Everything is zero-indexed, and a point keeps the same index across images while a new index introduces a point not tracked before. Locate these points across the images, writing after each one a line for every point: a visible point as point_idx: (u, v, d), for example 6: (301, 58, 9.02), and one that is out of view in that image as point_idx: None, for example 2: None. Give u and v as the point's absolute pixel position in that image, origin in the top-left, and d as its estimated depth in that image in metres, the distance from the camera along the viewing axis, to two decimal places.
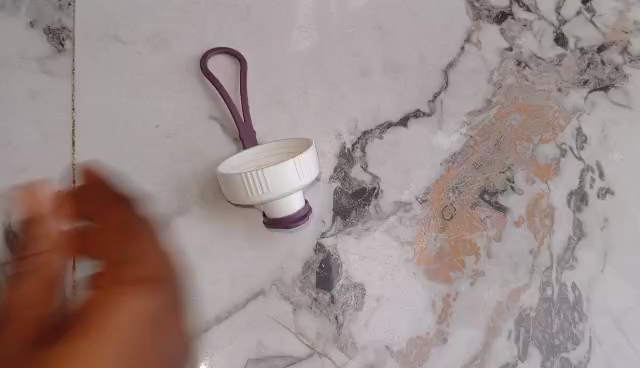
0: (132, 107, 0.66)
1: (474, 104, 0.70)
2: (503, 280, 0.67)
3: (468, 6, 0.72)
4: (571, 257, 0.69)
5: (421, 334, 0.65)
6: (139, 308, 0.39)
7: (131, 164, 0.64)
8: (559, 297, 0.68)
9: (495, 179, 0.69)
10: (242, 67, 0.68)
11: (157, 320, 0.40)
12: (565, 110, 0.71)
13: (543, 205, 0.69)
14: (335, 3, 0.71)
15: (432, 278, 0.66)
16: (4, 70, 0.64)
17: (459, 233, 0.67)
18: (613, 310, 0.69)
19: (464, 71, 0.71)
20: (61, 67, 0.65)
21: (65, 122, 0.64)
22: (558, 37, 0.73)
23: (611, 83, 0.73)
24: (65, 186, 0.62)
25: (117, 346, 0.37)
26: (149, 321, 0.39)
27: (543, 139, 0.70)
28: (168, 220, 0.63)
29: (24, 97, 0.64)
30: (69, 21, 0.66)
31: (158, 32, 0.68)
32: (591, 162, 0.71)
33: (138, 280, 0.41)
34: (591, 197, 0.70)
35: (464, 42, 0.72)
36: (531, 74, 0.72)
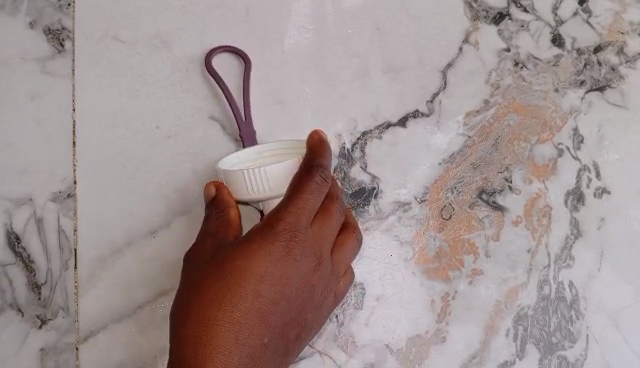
0: (132, 108, 0.66)
1: (472, 104, 0.71)
2: (502, 279, 0.68)
3: (466, 8, 0.73)
4: (568, 256, 0.68)
5: (421, 333, 0.66)
6: (273, 269, 0.52)
7: (132, 165, 0.65)
8: (557, 295, 0.67)
9: (493, 180, 0.69)
10: (247, 68, 0.68)
11: (285, 277, 0.53)
12: (563, 110, 0.71)
13: (541, 204, 0.69)
14: (334, 3, 0.71)
15: (431, 277, 0.67)
16: (5, 71, 0.66)
17: (457, 232, 0.68)
18: (609, 308, 0.68)
19: (462, 71, 0.71)
20: (61, 68, 0.66)
21: (65, 122, 0.65)
22: (555, 38, 0.73)
23: (607, 84, 0.72)
24: (65, 186, 0.64)
25: (255, 292, 0.51)
26: (280, 280, 0.52)
27: (540, 140, 0.70)
28: (167, 220, 0.65)
29: (25, 97, 0.65)
30: (69, 21, 0.67)
31: (158, 33, 0.68)
32: (587, 162, 0.70)
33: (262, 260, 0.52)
34: (588, 198, 0.70)
35: (462, 43, 0.72)
36: (529, 75, 0.72)
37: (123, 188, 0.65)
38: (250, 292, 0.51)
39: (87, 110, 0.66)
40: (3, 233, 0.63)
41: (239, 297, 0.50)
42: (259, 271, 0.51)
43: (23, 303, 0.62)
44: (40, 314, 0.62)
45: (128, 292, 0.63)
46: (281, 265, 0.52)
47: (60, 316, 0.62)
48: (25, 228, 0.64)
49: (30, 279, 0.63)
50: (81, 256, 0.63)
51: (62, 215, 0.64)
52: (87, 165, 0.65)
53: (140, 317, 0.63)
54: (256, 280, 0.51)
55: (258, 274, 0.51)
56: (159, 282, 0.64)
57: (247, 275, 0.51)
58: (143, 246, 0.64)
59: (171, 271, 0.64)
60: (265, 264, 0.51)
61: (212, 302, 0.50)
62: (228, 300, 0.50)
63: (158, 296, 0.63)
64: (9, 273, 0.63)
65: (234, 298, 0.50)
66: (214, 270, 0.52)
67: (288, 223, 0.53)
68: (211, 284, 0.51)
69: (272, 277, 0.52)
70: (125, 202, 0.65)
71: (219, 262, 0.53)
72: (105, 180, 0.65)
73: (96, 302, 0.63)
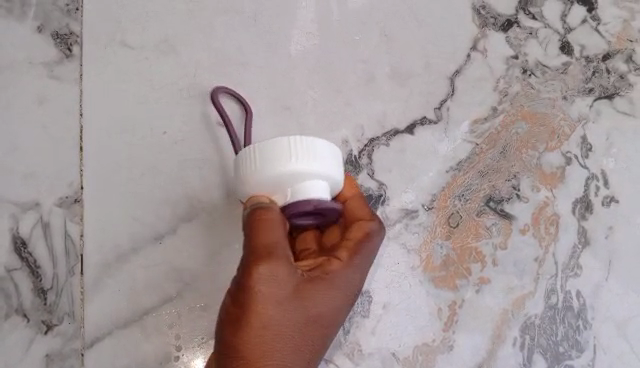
0: (139, 113, 0.66)
1: (480, 112, 0.71)
2: (509, 288, 0.67)
3: (474, 15, 0.73)
4: (575, 265, 0.68)
5: (427, 341, 0.65)
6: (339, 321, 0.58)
7: (138, 171, 0.65)
8: (564, 305, 0.67)
9: (501, 187, 0.69)
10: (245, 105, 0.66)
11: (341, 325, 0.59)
12: (571, 118, 0.71)
13: (548, 212, 0.69)
14: (339, 9, 0.71)
15: (438, 285, 0.67)
16: (11, 75, 0.65)
17: (464, 241, 0.68)
18: (617, 318, 0.68)
19: (470, 79, 0.71)
20: (68, 72, 0.66)
21: (72, 127, 0.65)
22: (563, 46, 0.73)
23: (616, 92, 0.72)
24: (71, 191, 0.64)
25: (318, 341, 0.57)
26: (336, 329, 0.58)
27: (548, 147, 0.70)
28: (173, 227, 0.65)
29: (32, 102, 0.65)
30: (77, 26, 0.67)
31: (166, 38, 0.68)
32: (595, 170, 0.70)
33: (333, 315, 0.57)
34: (596, 206, 0.70)
35: (470, 50, 0.72)
36: (536, 82, 0.72)
37: (129, 193, 0.65)
38: (318, 339, 0.57)
39: (95, 115, 0.66)
40: (9, 238, 0.62)
41: (302, 342, 0.55)
42: (329, 319, 0.57)
43: (30, 309, 0.61)
44: (45, 320, 0.61)
45: (134, 298, 0.63)
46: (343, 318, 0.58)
47: (65, 322, 0.62)
48: (31, 233, 0.63)
49: (36, 284, 0.62)
50: (87, 262, 0.63)
51: (68, 219, 0.64)
52: (92, 170, 0.65)
53: (146, 323, 0.63)
54: (323, 328, 0.57)
55: (320, 318, 0.56)
56: (163, 288, 0.63)
57: (311, 318, 0.56)
58: (149, 252, 0.64)
59: (175, 277, 0.64)
60: (327, 310, 0.56)
61: (287, 345, 0.54)
62: (292, 343, 0.55)
63: (163, 302, 0.63)
64: (16, 278, 0.62)
65: (304, 343, 0.56)
66: (284, 297, 0.54)
67: (354, 278, 0.58)
68: (278, 314, 0.53)
69: (330, 322, 0.57)
70: (131, 207, 0.65)
71: (286, 286, 0.54)
72: (111, 185, 0.65)
73: (102, 308, 0.62)
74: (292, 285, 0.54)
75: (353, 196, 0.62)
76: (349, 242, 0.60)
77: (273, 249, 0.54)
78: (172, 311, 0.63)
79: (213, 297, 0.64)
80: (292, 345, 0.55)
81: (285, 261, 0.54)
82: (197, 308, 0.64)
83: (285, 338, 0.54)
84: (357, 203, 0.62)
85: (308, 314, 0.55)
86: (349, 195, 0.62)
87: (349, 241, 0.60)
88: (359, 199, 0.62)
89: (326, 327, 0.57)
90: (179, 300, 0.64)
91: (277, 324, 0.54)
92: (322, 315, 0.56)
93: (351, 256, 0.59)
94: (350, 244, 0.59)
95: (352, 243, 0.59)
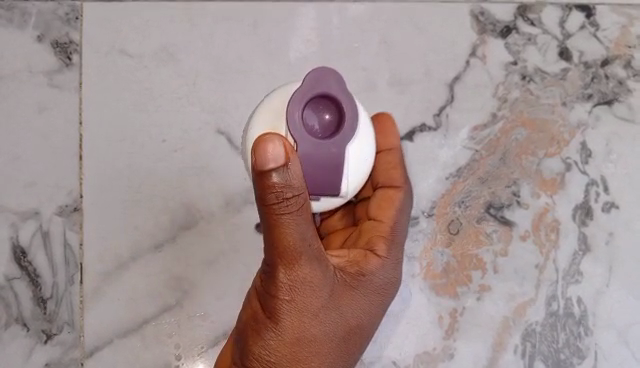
0: (139, 122, 0.66)
1: (479, 118, 0.70)
2: (510, 295, 0.67)
3: (473, 21, 0.71)
4: (576, 271, 0.68)
5: (428, 350, 0.66)
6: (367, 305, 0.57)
7: (138, 179, 0.65)
8: (565, 312, 0.67)
9: (501, 194, 0.69)
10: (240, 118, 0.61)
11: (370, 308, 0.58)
12: (570, 124, 0.70)
13: (549, 219, 0.69)
14: (337, 14, 0.70)
15: (438, 293, 0.67)
16: (12, 85, 0.66)
17: (465, 248, 0.68)
18: (618, 324, 0.67)
19: (469, 85, 0.70)
20: (68, 81, 0.66)
21: (72, 136, 0.65)
22: (562, 51, 0.71)
23: (615, 98, 0.71)
24: (70, 200, 0.64)
25: (350, 330, 0.56)
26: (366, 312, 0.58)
27: (548, 154, 0.70)
28: (174, 236, 0.65)
29: (33, 111, 0.65)
30: (77, 35, 0.67)
31: (165, 46, 0.68)
32: (595, 176, 0.70)
33: (361, 300, 0.57)
34: (597, 213, 0.69)
35: (469, 56, 0.71)
36: (536, 88, 0.71)
37: (130, 202, 0.65)
38: (351, 325, 0.56)
39: (95, 124, 0.66)
40: (9, 247, 0.63)
41: (336, 333, 0.55)
42: (358, 305, 0.56)
43: (30, 319, 0.62)
44: (46, 329, 0.62)
45: (132, 307, 0.63)
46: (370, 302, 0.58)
47: (65, 331, 0.62)
48: (31, 242, 0.63)
49: (36, 293, 0.63)
50: (87, 271, 0.63)
51: (67, 228, 0.64)
52: (92, 178, 0.65)
53: (145, 332, 0.63)
54: (353, 315, 0.56)
55: (355, 315, 0.56)
56: (163, 297, 0.64)
57: (346, 317, 0.55)
58: (149, 261, 0.64)
59: (175, 285, 0.64)
60: (355, 296, 0.56)
61: (320, 342, 0.54)
62: (326, 337, 0.54)
63: (163, 311, 0.64)
64: (16, 287, 0.63)
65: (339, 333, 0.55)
66: (318, 303, 0.52)
67: (383, 265, 0.59)
68: (312, 320, 0.53)
69: (366, 314, 0.57)
70: (131, 215, 0.65)
71: (318, 288, 0.52)
72: (110, 194, 0.65)
73: (101, 317, 0.63)
74: (325, 288, 0.52)
75: (395, 148, 0.63)
76: (386, 219, 0.61)
77: (298, 252, 0.49)
78: (172, 320, 0.64)
79: (212, 306, 0.64)
80: (332, 346, 0.55)
81: (314, 259, 0.50)
82: (196, 317, 0.64)
83: (319, 335, 0.54)
84: (394, 155, 0.63)
85: (338, 305, 0.55)
86: (386, 148, 0.63)
87: (383, 213, 0.61)
88: (398, 151, 0.63)
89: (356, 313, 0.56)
90: (179, 308, 0.64)
91: (315, 328, 0.53)
92: (352, 302, 0.56)
93: (387, 232, 0.60)
94: (386, 217, 0.61)
95: (388, 218, 0.61)
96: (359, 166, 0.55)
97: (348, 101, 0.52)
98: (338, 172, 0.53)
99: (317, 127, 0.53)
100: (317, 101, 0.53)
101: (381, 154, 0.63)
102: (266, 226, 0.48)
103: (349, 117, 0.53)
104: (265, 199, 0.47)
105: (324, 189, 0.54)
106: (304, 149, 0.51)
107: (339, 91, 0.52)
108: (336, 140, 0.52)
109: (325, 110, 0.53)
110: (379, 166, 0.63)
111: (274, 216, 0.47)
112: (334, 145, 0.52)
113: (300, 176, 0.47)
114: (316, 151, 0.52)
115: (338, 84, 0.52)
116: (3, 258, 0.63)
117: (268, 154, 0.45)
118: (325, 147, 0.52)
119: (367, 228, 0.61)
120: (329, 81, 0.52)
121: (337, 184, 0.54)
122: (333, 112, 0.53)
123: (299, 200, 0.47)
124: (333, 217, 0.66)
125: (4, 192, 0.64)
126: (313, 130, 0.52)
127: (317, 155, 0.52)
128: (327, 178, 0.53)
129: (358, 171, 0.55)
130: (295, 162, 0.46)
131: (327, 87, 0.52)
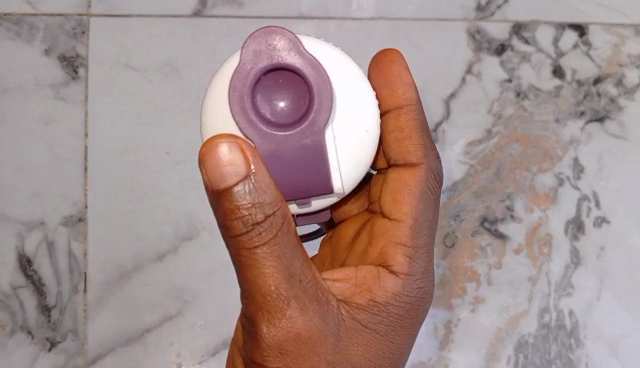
0: (142, 134, 0.68)
1: (474, 134, 0.71)
2: (503, 307, 0.69)
3: (469, 38, 0.71)
4: (568, 284, 0.70)
5: (423, 360, 0.68)
6: (381, 348, 0.55)
7: (142, 190, 0.67)
8: (557, 324, 0.69)
9: (495, 208, 0.71)
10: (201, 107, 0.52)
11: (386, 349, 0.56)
12: (563, 140, 0.72)
13: (541, 233, 0.71)
14: (335, 27, 0.70)
15: (434, 304, 0.69)
16: (19, 97, 0.68)
17: (460, 261, 0.70)
18: (608, 335, 0.70)
19: (464, 102, 0.71)
20: (74, 94, 0.68)
21: (78, 148, 0.67)
22: (556, 69, 0.72)
23: (607, 115, 0.72)
24: (75, 211, 0.67)
25: None
26: (382, 354, 0.55)
27: (541, 169, 0.71)
28: (175, 246, 0.67)
29: (39, 124, 0.68)
30: (83, 49, 0.68)
31: (169, 61, 0.68)
32: (587, 191, 0.71)
33: (373, 343, 0.54)
34: (588, 227, 0.71)
35: (465, 73, 0.71)
36: (530, 105, 0.72)
37: (133, 213, 0.67)
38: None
39: (99, 136, 0.67)
40: (15, 257, 0.66)
41: None
42: (371, 348, 0.54)
43: (34, 327, 0.66)
44: (49, 337, 0.66)
45: (134, 315, 0.67)
46: (384, 342, 0.55)
47: (68, 339, 0.66)
48: (36, 252, 0.67)
49: (40, 302, 0.66)
50: (89, 281, 0.66)
51: (72, 238, 0.67)
52: (96, 190, 0.67)
53: (148, 340, 0.66)
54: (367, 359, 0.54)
55: (367, 357, 0.54)
56: (165, 307, 0.67)
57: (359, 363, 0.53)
58: (150, 271, 0.67)
59: (177, 295, 0.67)
60: (366, 338, 0.54)
61: None
62: None
63: (164, 321, 0.67)
64: (21, 295, 0.66)
65: None
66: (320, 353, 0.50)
67: (397, 285, 0.56)
68: None
69: (379, 356, 0.55)
70: (135, 226, 0.67)
71: (319, 334, 0.50)
72: (114, 205, 0.67)
73: (103, 326, 0.66)
74: (328, 331, 0.50)
75: (408, 104, 0.60)
76: (405, 218, 0.58)
77: (283, 298, 0.48)
78: (174, 329, 0.67)
79: (212, 315, 0.67)
80: None
81: (305, 302, 0.49)
82: (198, 326, 0.67)
83: None
84: (408, 112, 0.60)
85: (349, 351, 0.52)
86: (398, 105, 0.60)
87: (399, 208, 0.58)
88: (412, 106, 0.60)
89: (372, 357, 0.54)
90: (180, 318, 0.67)
91: None
92: (364, 346, 0.54)
93: (402, 244, 0.58)
94: (403, 210, 0.58)
95: (406, 215, 0.58)
96: (354, 145, 0.52)
97: (300, 68, 0.49)
98: (325, 158, 0.50)
99: (280, 112, 0.49)
100: (267, 81, 0.49)
101: (392, 112, 0.60)
102: (242, 269, 0.48)
103: (312, 88, 0.49)
104: (235, 232, 0.47)
105: (315, 185, 0.51)
106: (267, 144, 0.49)
107: (284, 61, 0.49)
108: (305, 124, 0.49)
109: (282, 89, 0.49)
110: (394, 127, 0.60)
111: (248, 255, 0.47)
112: (303, 131, 0.49)
113: (270, 190, 0.47)
114: (281, 146, 0.49)
115: (278, 53, 0.49)
116: (8, 267, 0.66)
117: (224, 161, 0.45)
118: (293, 136, 0.49)
119: (381, 233, 0.58)
120: (264, 56, 0.49)
121: (329, 174, 0.51)
122: (293, 89, 0.49)
123: (270, 232, 0.47)
124: (348, 204, 0.65)
125: (11, 203, 0.67)
126: (275, 117, 0.49)
127: (286, 147, 0.49)
128: (312, 173, 0.50)
129: (359, 155, 0.52)
130: (260, 167, 0.46)
131: (267, 63, 0.49)
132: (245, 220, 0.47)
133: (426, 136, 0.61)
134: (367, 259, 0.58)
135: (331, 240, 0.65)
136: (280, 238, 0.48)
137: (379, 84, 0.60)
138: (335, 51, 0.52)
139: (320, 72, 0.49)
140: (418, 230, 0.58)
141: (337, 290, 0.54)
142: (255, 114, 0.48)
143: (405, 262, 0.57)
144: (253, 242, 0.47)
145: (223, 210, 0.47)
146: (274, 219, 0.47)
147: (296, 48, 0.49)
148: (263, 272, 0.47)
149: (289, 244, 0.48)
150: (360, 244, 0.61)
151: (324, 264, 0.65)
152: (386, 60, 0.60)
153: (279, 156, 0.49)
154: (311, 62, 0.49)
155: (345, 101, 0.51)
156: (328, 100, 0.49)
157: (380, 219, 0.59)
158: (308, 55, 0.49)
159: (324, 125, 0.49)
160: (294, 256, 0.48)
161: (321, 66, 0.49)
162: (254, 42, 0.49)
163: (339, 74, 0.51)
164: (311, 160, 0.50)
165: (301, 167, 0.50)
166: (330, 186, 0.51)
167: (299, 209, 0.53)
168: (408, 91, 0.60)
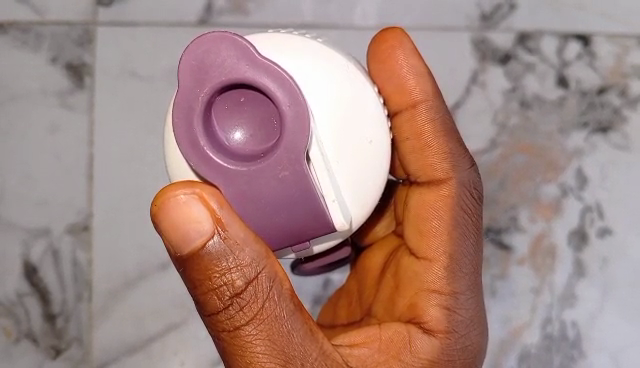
0: (147, 142, 0.68)
1: (478, 144, 0.71)
2: (506, 317, 0.70)
3: (474, 48, 0.71)
4: (571, 295, 0.70)
5: None
6: None
7: (146, 198, 0.67)
8: (560, 334, 0.70)
9: (499, 218, 0.71)
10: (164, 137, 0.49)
11: None
12: (567, 150, 0.72)
13: (545, 243, 0.71)
14: (342, 37, 0.70)
15: None
16: (26, 104, 0.68)
17: None
18: (611, 347, 0.70)
19: (469, 112, 0.71)
20: (80, 102, 0.68)
21: (84, 156, 0.68)
22: (560, 79, 0.72)
23: (610, 126, 0.72)
24: (81, 218, 0.67)
25: None
26: None
27: (545, 179, 0.71)
28: None
29: (46, 131, 0.68)
30: (89, 57, 0.68)
31: (174, 68, 0.68)
32: (590, 201, 0.71)
33: None
34: (591, 238, 0.71)
35: (470, 83, 0.72)
36: (534, 115, 0.72)
37: (138, 221, 0.67)
38: None
39: (105, 144, 0.68)
40: (21, 264, 0.67)
41: None
42: None
43: (40, 334, 0.67)
44: (54, 344, 0.67)
45: (139, 323, 0.67)
46: None
47: (74, 347, 0.67)
48: (42, 259, 0.67)
49: (46, 310, 0.67)
50: (95, 289, 0.67)
51: (77, 245, 0.67)
52: (102, 197, 0.67)
53: (153, 348, 0.67)
54: None
55: None
56: (169, 316, 0.67)
57: None
58: (156, 279, 0.67)
59: (181, 304, 0.67)
60: None
61: None
62: None
63: (169, 328, 0.67)
64: (26, 302, 0.67)
65: None
66: None
67: (430, 345, 0.54)
68: None
69: None
70: (140, 234, 0.67)
71: None
72: (119, 213, 0.67)
73: (107, 333, 0.67)
74: None
75: (420, 100, 0.57)
76: (439, 256, 0.56)
77: None
78: (178, 337, 0.67)
79: None
80: None
81: None
82: (202, 334, 0.67)
83: None
84: (422, 110, 0.57)
85: None
86: (408, 104, 0.57)
87: (428, 245, 0.56)
88: (423, 103, 0.57)
89: None
90: (184, 325, 0.67)
91: None
92: None
93: (432, 295, 0.55)
94: (433, 248, 0.56)
95: (439, 253, 0.56)
96: (353, 173, 0.48)
97: (256, 82, 0.44)
98: (314, 190, 0.46)
99: (244, 142, 0.45)
100: (222, 106, 0.45)
101: (404, 113, 0.57)
102: (237, 351, 0.48)
103: (279, 106, 0.44)
104: (219, 306, 0.47)
105: (312, 222, 0.47)
106: (237, 183, 0.45)
107: (233, 77, 0.44)
108: (280, 152, 0.44)
109: (245, 109, 0.45)
110: (409, 131, 0.57)
111: (236, 332, 0.47)
112: (277, 161, 0.44)
113: (246, 250, 0.46)
114: (255, 182, 0.45)
115: (225, 68, 0.44)
116: (15, 274, 0.67)
117: (187, 218, 0.45)
118: (269, 166, 0.45)
119: (407, 280, 0.57)
120: (208, 76, 0.44)
121: (323, 212, 0.46)
122: (256, 111, 0.45)
123: (253, 306, 0.47)
124: (377, 227, 0.64)
125: (18, 210, 0.68)
126: (240, 148, 0.45)
127: (264, 179, 0.45)
128: (303, 211, 0.46)
129: (362, 177, 0.49)
130: (230, 223, 0.45)
131: (213, 83, 0.44)
132: (228, 288, 0.46)
133: (451, 140, 0.58)
134: (396, 312, 0.57)
135: (357, 274, 0.66)
136: (269, 308, 0.47)
137: (384, 78, 0.56)
138: (302, 58, 0.47)
139: (283, 81, 0.44)
140: (451, 278, 0.56)
141: (357, 357, 0.52)
142: (210, 148, 0.44)
143: (443, 316, 0.55)
144: (242, 314, 0.47)
145: (201, 284, 0.47)
146: (262, 284, 0.47)
147: (245, 56, 0.44)
148: (260, 351, 0.47)
149: (281, 315, 0.48)
150: (388, 291, 0.59)
151: (353, 299, 0.65)
152: (387, 48, 0.57)
153: (258, 191, 0.45)
154: (268, 71, 0.44)
155: (335, 118, 0.47)
156: (304, 113, 0.44)
157: (406, 264, 0.57)
158: (262, 62, 0.44)
159: (304, 152, 0.44)
160: (293, 328, 0.48)
161: (281, 72, 0.44)
162: (190, 57, 0.44)
163: (325, 84, 0.47)
164: (298, 193, 0.45)
165: (294, 202, 0.46)
166: (330, 222, 0.47)
167: (300, 255, 0.51)
168: (418, 85, 0.57)
